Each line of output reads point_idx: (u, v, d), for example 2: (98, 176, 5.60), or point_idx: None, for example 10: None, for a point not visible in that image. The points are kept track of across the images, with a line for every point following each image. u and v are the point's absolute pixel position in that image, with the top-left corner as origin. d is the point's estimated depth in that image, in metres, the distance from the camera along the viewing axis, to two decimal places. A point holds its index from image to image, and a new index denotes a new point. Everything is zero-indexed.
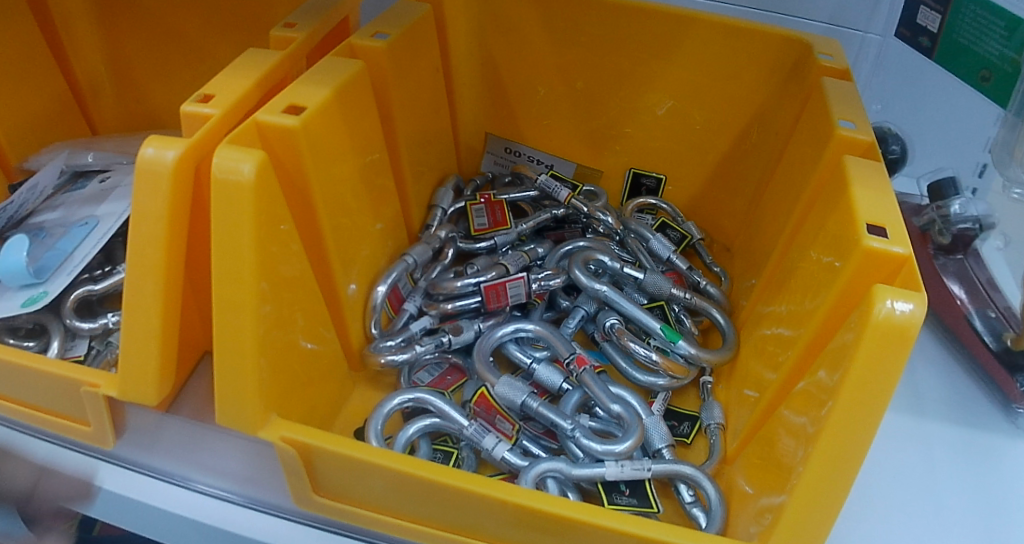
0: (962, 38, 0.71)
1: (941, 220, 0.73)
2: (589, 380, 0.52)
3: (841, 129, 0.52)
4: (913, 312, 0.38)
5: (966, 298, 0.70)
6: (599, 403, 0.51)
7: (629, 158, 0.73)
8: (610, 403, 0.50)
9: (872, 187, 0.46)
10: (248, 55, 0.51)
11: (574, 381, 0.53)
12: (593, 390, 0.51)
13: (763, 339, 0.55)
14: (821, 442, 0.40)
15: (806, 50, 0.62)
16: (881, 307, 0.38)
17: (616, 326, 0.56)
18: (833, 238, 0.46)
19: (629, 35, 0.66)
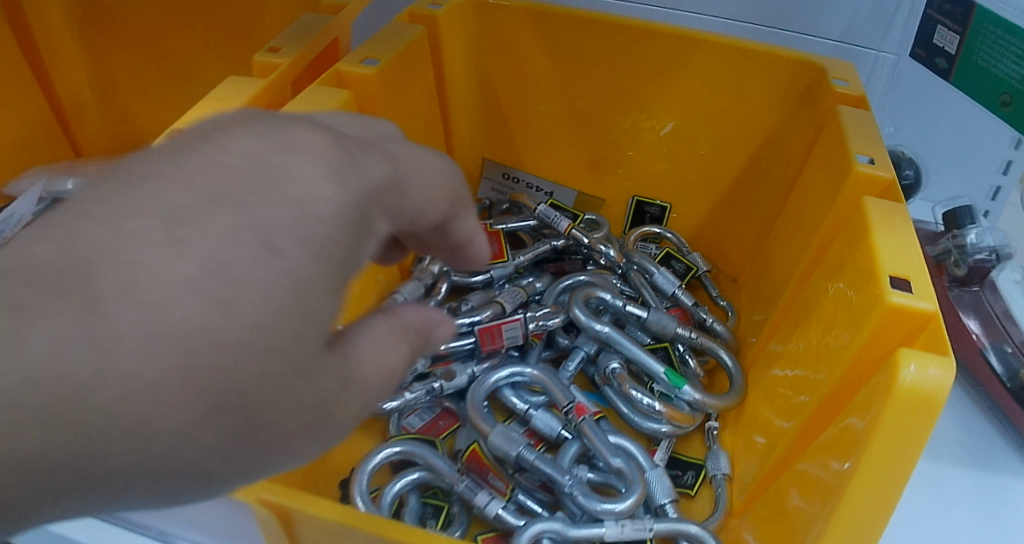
0: (982, 61, 0.66)
1: (957, 250, 0.70)
2: (589, 430, 0.49)
3: (860, 164, 0.49)
4: (941, 377, 0.34)
5: (981, 333, 0.66)
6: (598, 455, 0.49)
7: (632, 184, 0.70)
8: (611, 457, 0.47)
9: (895, 233, 0.43)
10: (228, 84, 0.49)
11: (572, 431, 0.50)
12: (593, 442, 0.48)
13: (774, 382, 0.52)
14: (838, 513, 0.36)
15: (820, 74, 0.59)
16: (908, 373, 0.35)
17: (618, 371, 0.53)
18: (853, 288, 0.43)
19: (634, 56, 0.64)
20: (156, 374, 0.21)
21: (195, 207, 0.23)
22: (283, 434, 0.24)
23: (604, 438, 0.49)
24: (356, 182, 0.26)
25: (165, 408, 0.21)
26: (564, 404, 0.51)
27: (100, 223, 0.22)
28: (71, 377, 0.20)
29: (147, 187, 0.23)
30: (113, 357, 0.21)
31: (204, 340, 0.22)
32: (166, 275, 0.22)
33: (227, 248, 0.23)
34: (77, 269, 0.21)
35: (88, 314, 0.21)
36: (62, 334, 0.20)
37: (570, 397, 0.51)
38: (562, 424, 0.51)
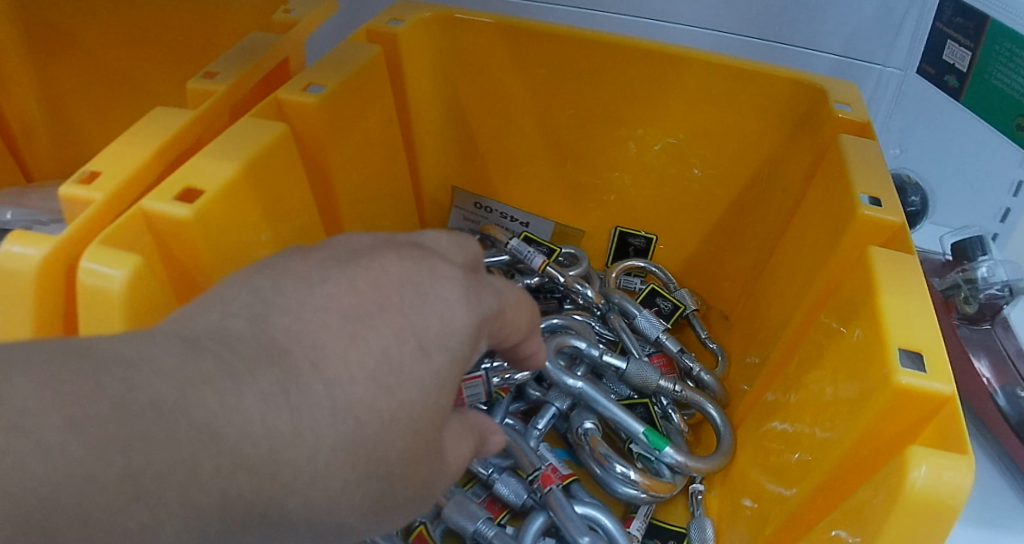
0: (996, 79, 0.61)
1: (967, 285, 0.65)
2: (556, 504, 0.44)
3: (864, 206, 0.44)
4: (959, 481, 0.30)
5: (991, 376, 0.61)
6: (566, 531, 0.44)
7: (614, 214, 0.65)
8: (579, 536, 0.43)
9: (903, 292, 0.38)
10: (152, 115, 0.44)
11: (536, 501, 0.46)
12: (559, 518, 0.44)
13: (765, 438, 0.48)
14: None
15: (820, 96, 0.54)
16: (919, 474, 0.31)
17: (591, 432, 0.48)
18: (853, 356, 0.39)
19: (618, 77, 0.59)
20: (334, 438, 0.26)
21: (365, 309, 0.28)
22: (405, 496, 0.30)
23: (572, 513, 0.44)
24: (478, 304, 0.32)
25: (332, 466, 0.26)
26: (529, 470, 0.46)
27: (288, 313, 0.27)
28: (275, 434, 0.24)
29: (325, 286, 0.28)
30: (307, 418, 0.25)
31: (370, 414, 0.27)
32: (348, 362, 0.27)
33: (390, 345, 0.28)
34: (283, 349, 0.26)
35: (290, 385, 0.25)
36: (272, 398, 0.24)
37: (536, 463, 0.46)
38: (527, 493, 0.46)
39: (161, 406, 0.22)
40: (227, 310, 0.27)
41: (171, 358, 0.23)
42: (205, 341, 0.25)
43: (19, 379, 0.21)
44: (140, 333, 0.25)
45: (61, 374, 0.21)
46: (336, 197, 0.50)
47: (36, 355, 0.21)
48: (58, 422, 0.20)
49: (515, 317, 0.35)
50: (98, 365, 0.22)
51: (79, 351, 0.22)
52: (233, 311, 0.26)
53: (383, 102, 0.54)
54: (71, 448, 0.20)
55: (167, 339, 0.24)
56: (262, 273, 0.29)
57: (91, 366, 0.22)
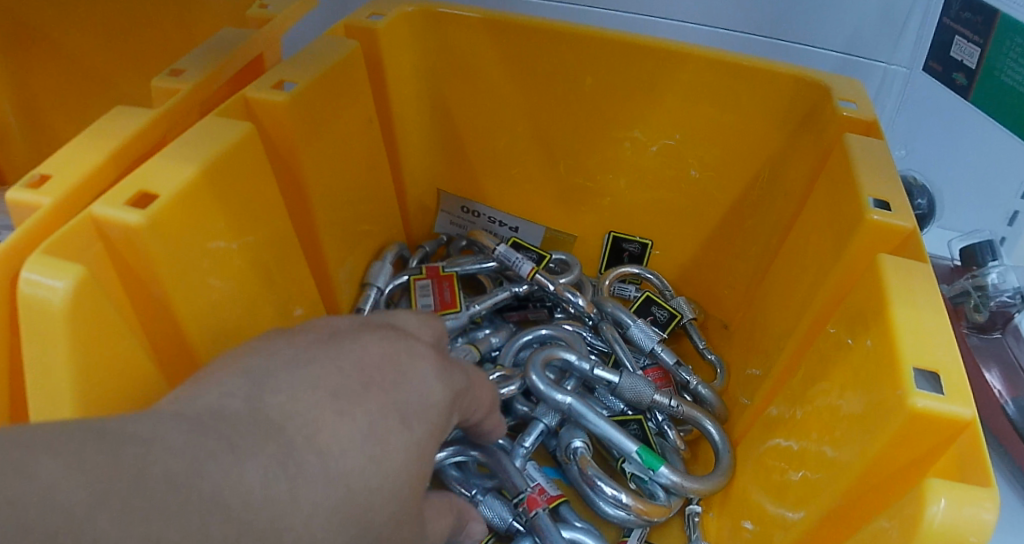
0: (1007, 76, 0.58)
1: (977, 292, 0.62)
2: (543, 529, 0.41)
3: (873, 211, 0.41)
4: (984, 518, 0.28)
5: (1003, 388, 0.58)
6: None
7: (608, 218, 0.63)
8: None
9: (916, 305, 0.35)
10: (110, 115, 0.41)
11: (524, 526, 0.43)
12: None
13: (766, 457, 0.45)
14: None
15: (824, 95, 0.51)
16: (938, 509, 0.28)
17: (581, 452, 0.45)
18: (858, 375, 0.36)
19: (610, 75, 0.56)
20: (332, 506, 0.26)
21: (351, 386, 0.29)
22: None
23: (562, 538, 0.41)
24: (449, 381, 0.34)
25: (329, 533, 0.26)
26: (514, 492, 0.43)
27: (279, 393, 0.28)
28: (279, 503, 0.25)
29: (311, 367, 0.30)
30: (306, 488, 0.26)
31: (364, 482, 0.28)
32: (339, 434, 0.28)
33: (376, 418, 0.29)
34: (279, 425, 0.27)
35: (288, 456, 0.26)
36: (272, 470, 0.25)
37: (523, 484, 0.44)
38: (514, 515, 0.43)
39: (174, 478, 0.22)
40: (222, 393, 0.28)
41: (177, 437, 0.24)
42: (205, 422, 0.26)
43: (38, 458, 0.20)
44: (141, 414, 0.25)
45: (76, 452, 0.21)
46: (311, 201, 0.47)
47: (49, 436, 0.21)
48: (79, 497, 0.20)
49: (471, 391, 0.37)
50: (111, 443, 0.22)
51: (90, 432, 0.22)
52: (228, 394, 0.28)
53: (362, 101, 0.51)
54: (93, 522, 0.20)
55: (170, 419, 0.25)
56: (248, 361, 0.30)
57: (103, 444, 0.22)
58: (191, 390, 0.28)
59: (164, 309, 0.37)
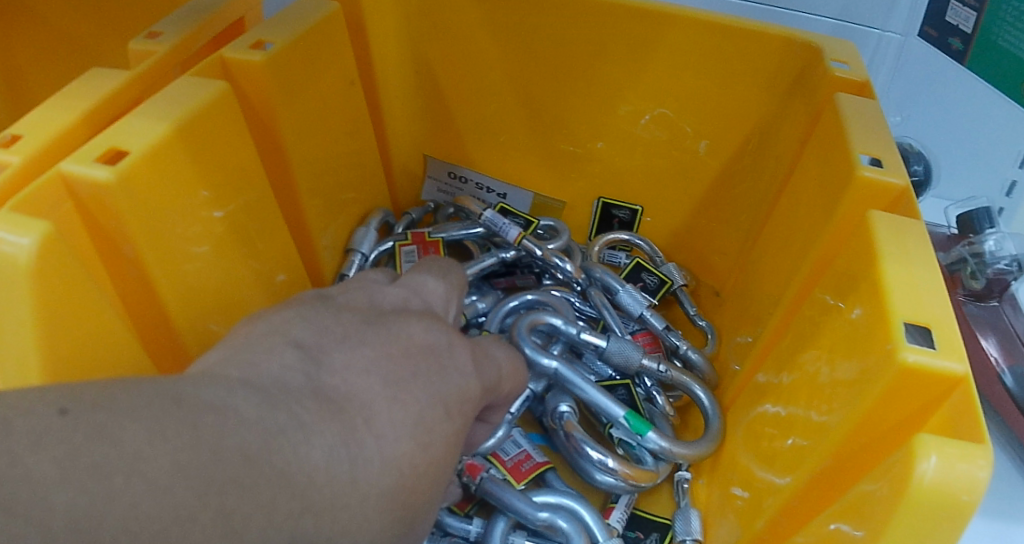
0: (1003, 40, 0.57)
1: (973, 259, 0.61)
2: (494, 488, 0.41)
3: (864, 168, 0.40)
4: (975, 474, 0.27)
5: (1000, 356, 0.58)
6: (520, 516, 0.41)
7: (598, 185, 0.62)
8: (538, 508, 0.41)
9: (911, 262, 0.35)
10: (85, 76, 0.40)
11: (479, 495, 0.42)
12: (506, 506, 0.41)
13: (756, 424, 0.44)
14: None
15: (816, 55, 0.50)
16: (928, 466, 0.27)
17: (567, 417, 0.45)
18: (850, 335, 0.35)
19: (598, 38, 0.55)
20: (383, 491, 0.26)
21: (405, 372, 0.29)
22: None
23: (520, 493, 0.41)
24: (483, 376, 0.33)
25: (377, 518, 0.26)
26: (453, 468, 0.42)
27: (335, 371, 0.27)
28: (338, 486, 0.25)
29: (365, 344, 0.29)
30: (364, 470, 0.26)
31: (411, 469, 0.27)
32: (393, 419, 0.27)
33: (426, 407, 0.29)
34: (341, 404, 0.26)
35: (348, 438, 0.25)
36: (336, 448, 0.25)
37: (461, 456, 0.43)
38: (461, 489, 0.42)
39: (249, 453, 0.22)
40: (281, 360, 0.27)
41: (249, 408, 0.24)
42: (271, 390, 0.25)
43: (122, 422, 0.21)
44: (203, 377, 0.25)
45: (154, 420, 0.21)
46: (291, 163, 0.46)
47: (128, 402, 0.21)
48: (163, 468, 0.20)
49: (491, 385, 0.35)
50: (186, 413, 0.22)
51: (164, 399, 0.22)
52: (289, 362, 0.27)
53: (343, 64, 0.50)
54: (173, 493, 0.20)
55: (235, 386, 0.24)
56: (300, 326, 0.29)
57: (179, 411, 0.22)
58: (241, 350, 0.27)
59: (136, 270, 0.36)
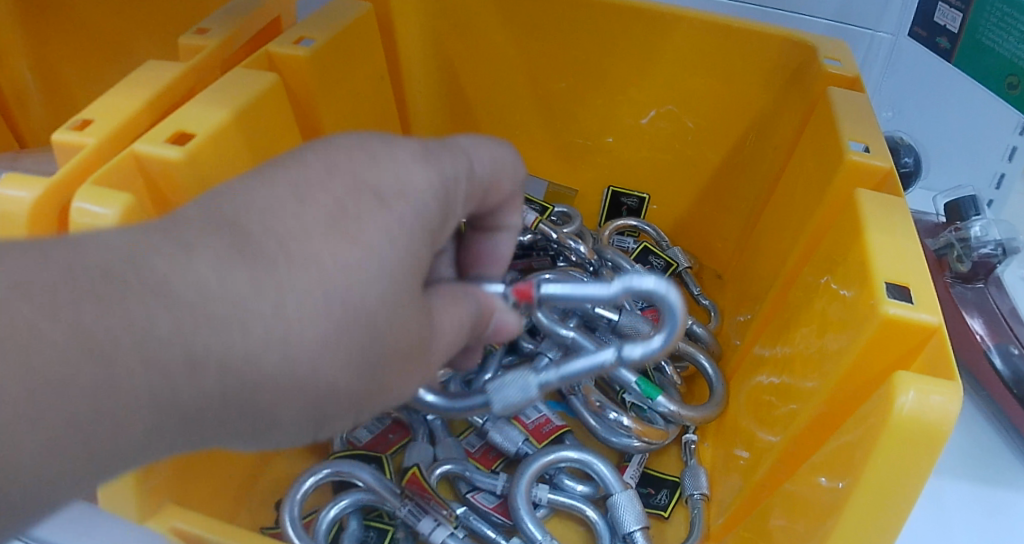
0: (987, 38, 0.61)
1: (960, 244, 0.65)
2: (557, 293, 0.30)
3: (852, 152, 0.44)
4: (947, 407, 0.30)
5: (986, 334, 0.62)
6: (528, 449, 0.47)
7: (609, 173, 0.66)
8: (616, 281, 0.28)
9: (893, 230, 0.38)
10: (143, 70, 0.44)
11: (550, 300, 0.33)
12: (586, 301, 0.29)
13: (756, 392, 0.48)
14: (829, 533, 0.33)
15: (810, 54, 0.54)
16: (906, 401, 0.31)
17: (584, 381, 0.49)
18: (848, 283, 0.38)
19: (609, 37, 0.59)
20: (304, 291, 0.23)
21: (313, 172, 0.26)
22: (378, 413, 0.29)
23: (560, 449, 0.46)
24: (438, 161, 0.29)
25: (305, 323, 0.23)
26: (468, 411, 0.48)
27: (231, 188, 0.25)
28: (233, 291, 0.22)
29: (270, 162, 0.26)
30: (268, 275, 0.23)
31: (338, 263, 0.24)
32: (303, 217, 0.24)
33: (345, 198, 0.26)
34: (231, 217, 0.24)
35: (243, 245, 0.23)
36: (225, 257, 0.23)
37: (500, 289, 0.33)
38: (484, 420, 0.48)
39: (108, 269, 0.21)
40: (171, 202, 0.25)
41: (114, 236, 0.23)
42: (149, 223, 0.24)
43: None
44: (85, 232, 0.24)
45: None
46: None
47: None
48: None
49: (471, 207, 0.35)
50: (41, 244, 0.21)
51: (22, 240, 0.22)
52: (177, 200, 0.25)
53: (373, 60, 0.54)
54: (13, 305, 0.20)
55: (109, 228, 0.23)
56: None
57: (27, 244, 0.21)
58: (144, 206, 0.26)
59: None
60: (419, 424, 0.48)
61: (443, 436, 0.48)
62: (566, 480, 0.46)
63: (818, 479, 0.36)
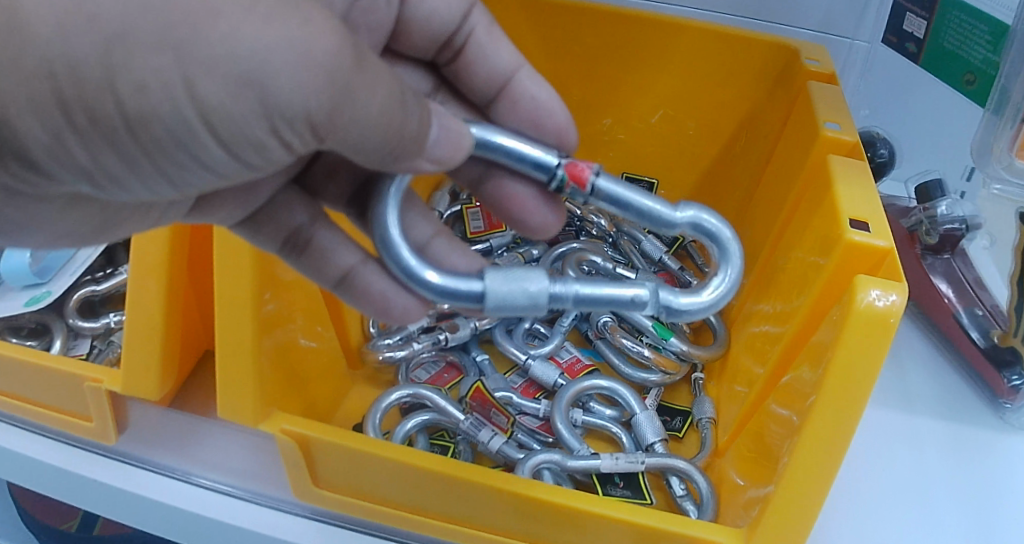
0: (948, 42, 0.71)
1: (928, 220, 0.74)
2: (609, 191, 0.39)
3: (827, 129, 0.53)
4: (894, 302, 0.40)
5: (954, 298, 0.72)
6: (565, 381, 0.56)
7: (623, 162, 0.77)
8: (674, 211, 0.38)
9: (858, 185, 0.48)
10: None
11: (586, 202, 0.40)
12: (635, 218, 0.38)
13: (751, 336, 0.57)
14: (802, 442, 0.42)
15: (794, 55, 0.65)
16: (865, 296, 0.40)
17: (610, 324, 0.59)
18: (820, 228, 0.48)
19: (620, 44, 0.70)
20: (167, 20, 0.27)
21: None
22: (184, 135, 0.30)
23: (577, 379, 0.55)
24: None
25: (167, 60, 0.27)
26: (517, 357, 0.57)
27: None
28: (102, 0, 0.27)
29: None
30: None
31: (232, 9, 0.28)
32: None
33: None
34: None
35: None
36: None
37: (556, 159, 0.40)
38: (525, 358, 0.57)
39: None
40: None
41: None
42: None
43: None
44: None
45: None
46: None
47: None
48: None
49: (430, 43, 0.51)
50: None
51: None
52: None
53: None
54: None
55: None
56: None
57: None
58: None
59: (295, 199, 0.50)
60: (471, 365, 0.58)
61: (492, 372, 0.57)
62: (596, 405, 0.55)
63: (799, 386, 0.45)
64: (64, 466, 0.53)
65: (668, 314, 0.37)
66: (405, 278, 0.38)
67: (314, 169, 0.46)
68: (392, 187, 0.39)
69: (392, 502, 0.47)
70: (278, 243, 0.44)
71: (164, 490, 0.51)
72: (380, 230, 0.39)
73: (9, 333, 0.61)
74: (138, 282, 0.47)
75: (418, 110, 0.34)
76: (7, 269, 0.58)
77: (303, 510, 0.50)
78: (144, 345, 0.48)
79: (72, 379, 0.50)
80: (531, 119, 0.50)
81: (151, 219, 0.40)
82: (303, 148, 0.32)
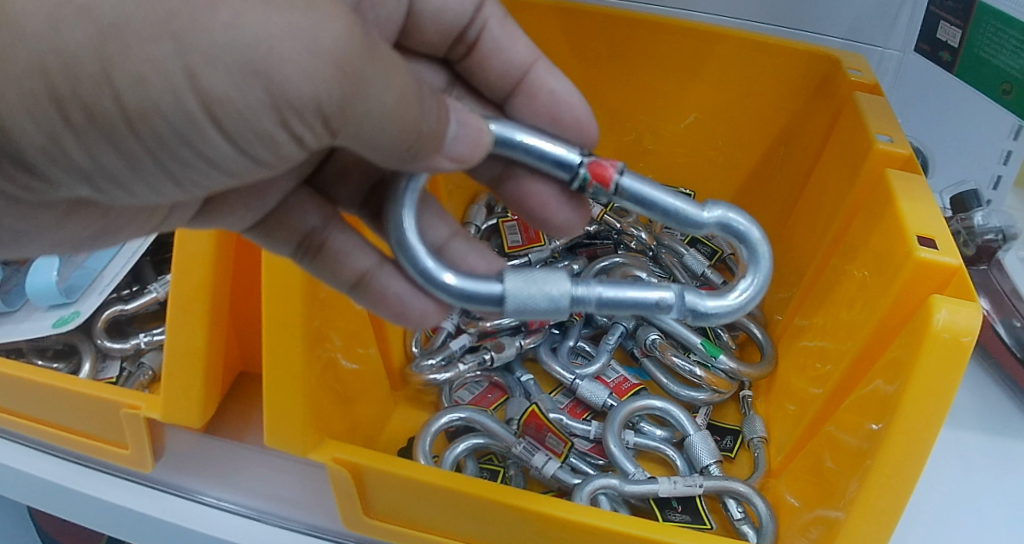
0: (983, 51, 0.68)
1: (965, 231, 0.73)
2: (632, 190, 0.37)
3: (880, 142, 0.52)
4: (970, 321, 0.39)
5: (990, 309, 0.71)
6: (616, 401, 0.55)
7: (654, 174, 0.75)
8: (701, 211, 0.36)
9: (918, 201, 0.47)
10: None
11: (609, 201, 0.38)
12: (660, 218, 0.36)
13: (803, 352, 0.55)
14: (875, 466, 0.41)
15: (834, 65, 0.63)
16: (940, 316, 0.39)
17: (658, 341, 0.58)
18: (880, 249, 0.47)
19: (659, 54, 0.68)
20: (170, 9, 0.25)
21: None
22: (186, 129, 0.27)
23: (625, 400, 0.53)
24: None
25: (166, 47, 0.25)
26: (563, 379, 0.56)
27: None
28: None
29: None
30: None
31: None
32: None
33: None
34: None
35: None
36: None
37: (578, 157, 0.38)
38: (574, 376, 0.56)
39: None
40: None
41: None
42: None
43: None
44: None
45: None
46: None
47: None
48: None
49: (472, 58, 0.50)
50: None
51: None
52: None
53: None
54: None
55: None
56: None
57: None
58: None
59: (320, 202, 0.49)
60: (516, 385, 0.57)
61: (538, 393, 0.56)
62: (646, 426, 0.54)
63: (863, 414, 0.44)
64: (90, 492, 0.51)
65: (694, 318, 0.35)
66: (424, 281, 0.36)
67: (327, 168, 0.44)
68: (408, 188, 0.37)
69: (445, 532, 0.46)
70: (291, 247, 0.41)
71: (198, 517, 0.49)
72: (395, 232, 0.37)
73: (33, 354, 0.59)
74: (181, 306, 0.45)
75: (434, 105, 0.32)
76: (34, 289, 0.56)
77: (322, 532, 0.48)
78: (187, 374, 0.46)
79: (108, 405, 0.48)
80: (550, 113, 0.48)
81: (156, 219, 0.38)
82: (316, 145, 0.30)
